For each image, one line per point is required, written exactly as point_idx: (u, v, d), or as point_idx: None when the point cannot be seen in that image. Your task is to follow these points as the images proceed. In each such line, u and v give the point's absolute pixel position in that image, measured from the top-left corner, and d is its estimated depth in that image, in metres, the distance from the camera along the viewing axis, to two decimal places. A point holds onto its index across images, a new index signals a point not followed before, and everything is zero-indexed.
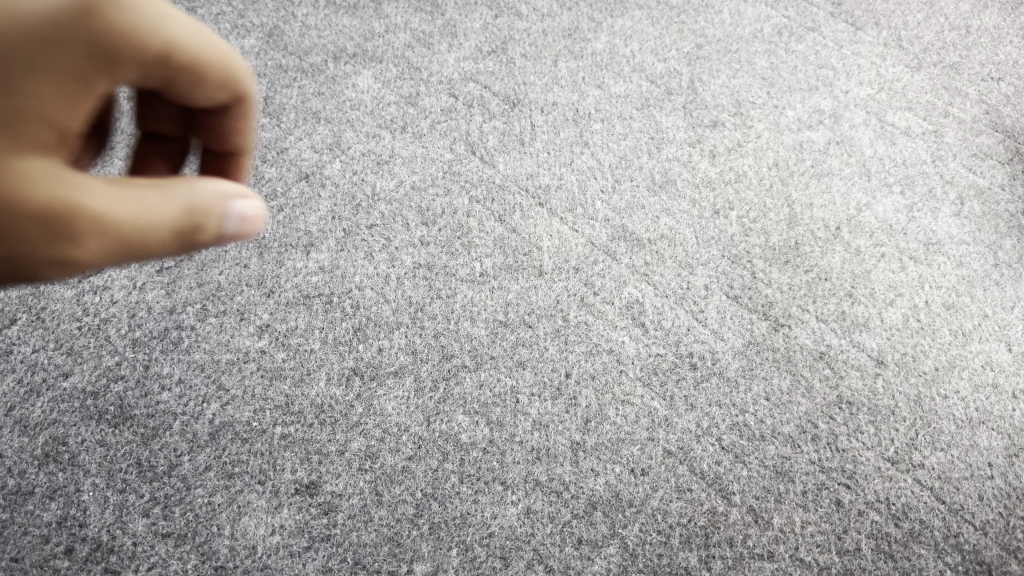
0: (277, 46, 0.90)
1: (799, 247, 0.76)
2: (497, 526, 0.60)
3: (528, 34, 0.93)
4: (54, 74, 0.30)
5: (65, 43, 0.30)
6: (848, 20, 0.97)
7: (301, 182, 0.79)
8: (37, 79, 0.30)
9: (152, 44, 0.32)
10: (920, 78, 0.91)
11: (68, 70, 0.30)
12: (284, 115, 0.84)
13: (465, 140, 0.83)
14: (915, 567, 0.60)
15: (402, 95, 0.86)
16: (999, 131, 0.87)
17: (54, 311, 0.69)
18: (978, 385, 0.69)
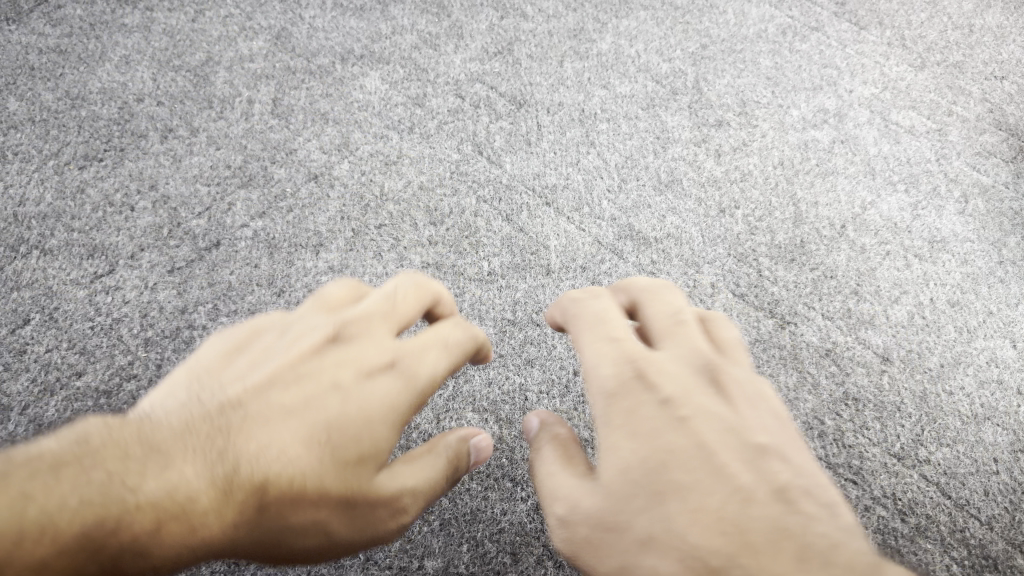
0: (285, 48, 0.91)
1: (804, 245, 0.77)
2: (507, 522, 0.62)
3: (534, 35, 0.93)
4: (394, 425, 0.43)
5: (395, 410, 0.43)
6: (851, 20, 0.97)
7: (310, 182, 0.80)
8: (376, 421, 0.42)
9: (437, 382, 0.45)
10: (924, 77, 0.92)
11: (386, 407, 0.43)
12: (293, 117, 0.85)
13: (472, 141, 0.84)
14: (923, 561, 0.60)
15: (409, 96, 0.87)
16: (1003, 129, 0.87)
17: (68, 311, 0.72)
18: (983, 382, 0.69)
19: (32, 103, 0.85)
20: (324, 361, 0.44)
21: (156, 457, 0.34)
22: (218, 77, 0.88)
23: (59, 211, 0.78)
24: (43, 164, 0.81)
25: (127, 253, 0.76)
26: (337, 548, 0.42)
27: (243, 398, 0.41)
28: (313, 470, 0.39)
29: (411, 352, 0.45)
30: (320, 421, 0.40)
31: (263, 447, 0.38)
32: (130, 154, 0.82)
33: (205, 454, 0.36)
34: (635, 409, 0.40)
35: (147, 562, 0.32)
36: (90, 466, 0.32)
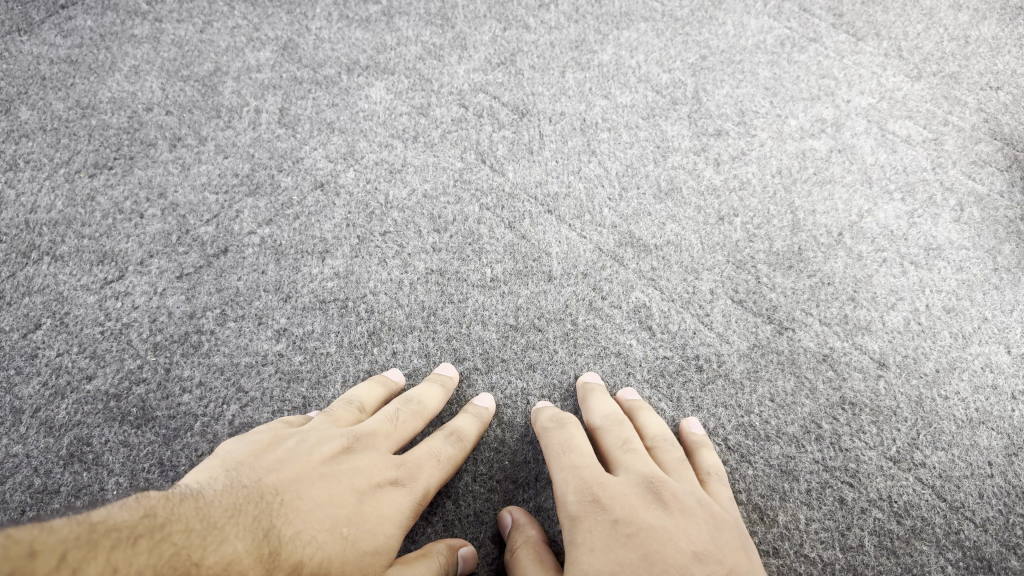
0: (292, 58, 0.92)
1: (802, 252, 0.78)
2: None
3: (536, 46, 0.94)
4: (405, 517, 0.55)
5: (404, 509, 0.55)
6: (849, 31, 0.97)
7: (316, 190, 0.82)
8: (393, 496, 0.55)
9: (433, 491, 0.58)
10: (920, 88, 0.92)
11: (407, 481, 0.57)
12: (299, 126, 0.87)
13: (475, 150, 0.85)
14: (917, 563, 0.62)
15: (414, 106, 0.89)
16: (998, 138, 0.88)
17: (78, 316, 0.74)
18: (978, 386, 0.70)
19: (43, 112, 0.87)
20: (352, 461, 0.56)
21: (211, 535, 0.45)
22: (226, 87, 0.90)
23: (70, 218, 0.80)
24: (54, 172, 0.83)
25: (137, 259, 0.77)
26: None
27: (277, 487, 0.52)
28: (340, 559, 0.50)
29: (419, 460, 0.59)
30: (345, 517, 0.52)
31: (297, 534, 0.49)
32: (140, 162, 0.84)
33: (253, 540, 0.47)
34: (593, 531, 0.54)
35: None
36: (160, 547, 0.42)
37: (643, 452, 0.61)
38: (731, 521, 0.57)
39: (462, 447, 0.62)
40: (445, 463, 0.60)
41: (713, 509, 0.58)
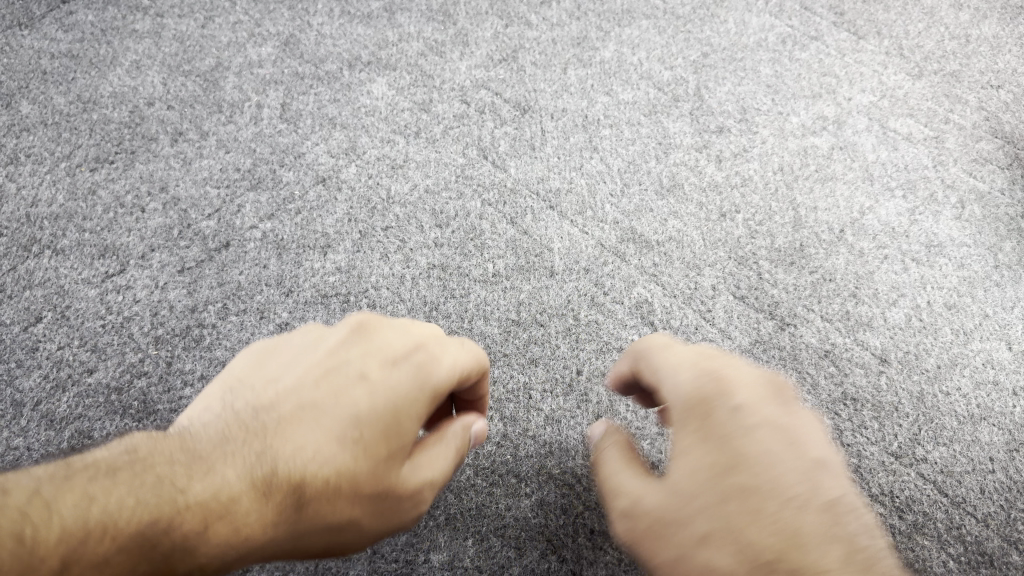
0: (293, 54, 0.92)
1: (803, 249, 0.78)
2: (512, 517, 0.63)
3: (538, 43, 0.94)
4: (411, 421, 0.46)
5: (409, 406, 0.46)
6: (850, 30, 0.98)
7: (317, 185, 0.82)
8: (394, 379, 0.47)
9: (456, 370, 0.49)
10: (921, 86, 0.93)
11: (412, 366, 0.48)
12: (301, 121, 0.87)
13: (477, 146, 0.85)
14: (920, 558, 0.62)
15: (416, 102, 0.89)
16: (999, 136, 0.88)
17: (79, 309, 0.73)
18: (979, 383, 0.70)
19: (44, 106, 0.87)
20: (349, 367, 0.48)
21: (198, 466, 0.41)
22: (228, 82, 0.90)
23: (71, 212, 0.80)
24: (55, 165, 0.82)
25: (138, 253, 0.77)
26: (373, 538, 0.47)
27: (277, 398, 0.47)
28: (354, 459, 0.44)
29: (423, 355, 0.49)
30: (348, 420, 0.45)
31: (300, 443, 0.44)
32: (141, 157, 0.84)
33: (246, 460, 0.43)
34: (702, 439, 0.46)
35: (192, 560, 0.39)
36: (137, 476, 0.40)
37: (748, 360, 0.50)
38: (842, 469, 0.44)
39: (467, 351, 0.51)
40: (449, 365, 0.49)
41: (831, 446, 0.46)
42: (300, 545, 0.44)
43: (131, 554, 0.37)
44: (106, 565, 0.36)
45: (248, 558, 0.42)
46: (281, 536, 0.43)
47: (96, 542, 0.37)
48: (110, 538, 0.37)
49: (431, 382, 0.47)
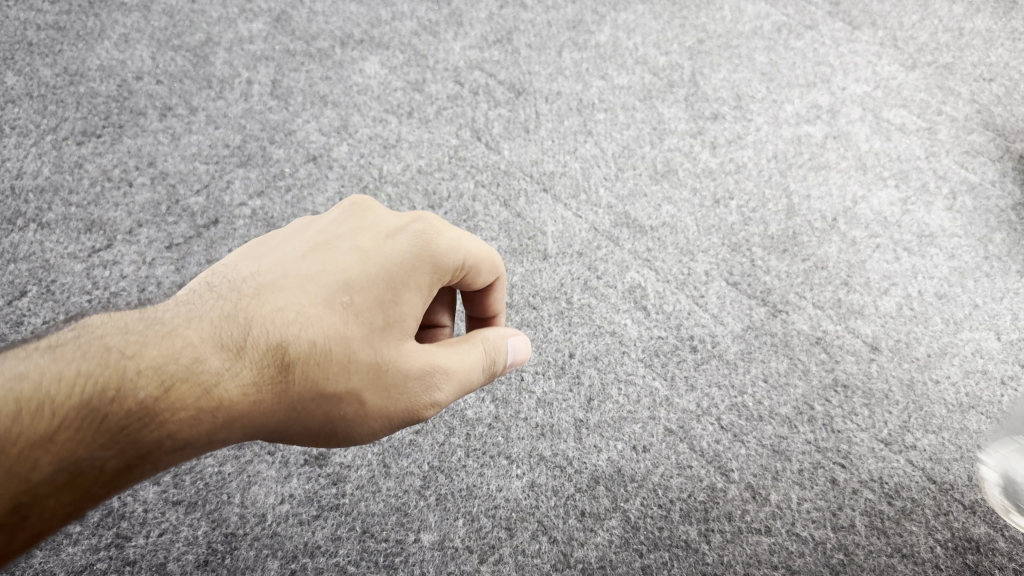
0: (285, 31, 0.91)
1: (796, 236, 0.78)
2: (502, 498, 0.63)
3: (533, 25, 0.94)
4: (414, 292, 0.47)
5: (409, 275, 0.47)
6: (845, 19, 0.97)
7: (309, 163, 0.81)
8: (390, 251, 0.47)
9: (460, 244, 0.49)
10: (915, 77, 0.92)
11: (408, 240, 0.48)
12: (292, 98, 0.86)
13: (471, 127, 0.85)
14: (907, 543, 0.63)
15: (409, 81, 0.88)
16: (990, 129, 0.88)
17: (65, 284, 0.72)
18: (968, 371, 0.71)
19: (30, 78, 0.85)
20: (342, 240, 0.48)
21: (158, 332, 0.40)
22: (218, 58, 0.88)
23: (57, 185, 0.78)
24: (41, 138, 0.81)
25: (126, 228, 0.76)
26: (375, 415, 0.46)
27: (262, 270, 0.46)
28: (340, 326, 0.45)
29: (425, 227, 0.49)
30: (337, 290, 0.46)
31: (281, 307, 0.44)
32: (129, 131, 0.82)
33: (214, 324, 0.42)
34: None
35: (156, 429, 0.38)
36: (83, 348, 0.39)
37: None
38: None
39: (479, 243, 0.50)
40: (456, 238, 0.49)
41: None
42: (293, 415, 0.44)
43: (79, 428, 0.37)
44: (51, 438, 0.36)
45: (228, 430, 0.41)
46: (265, 400, 0.42)
47: (34, 417, 0.36)
48: (53, 413, 0.37)
49: (431, 252, 0.48)
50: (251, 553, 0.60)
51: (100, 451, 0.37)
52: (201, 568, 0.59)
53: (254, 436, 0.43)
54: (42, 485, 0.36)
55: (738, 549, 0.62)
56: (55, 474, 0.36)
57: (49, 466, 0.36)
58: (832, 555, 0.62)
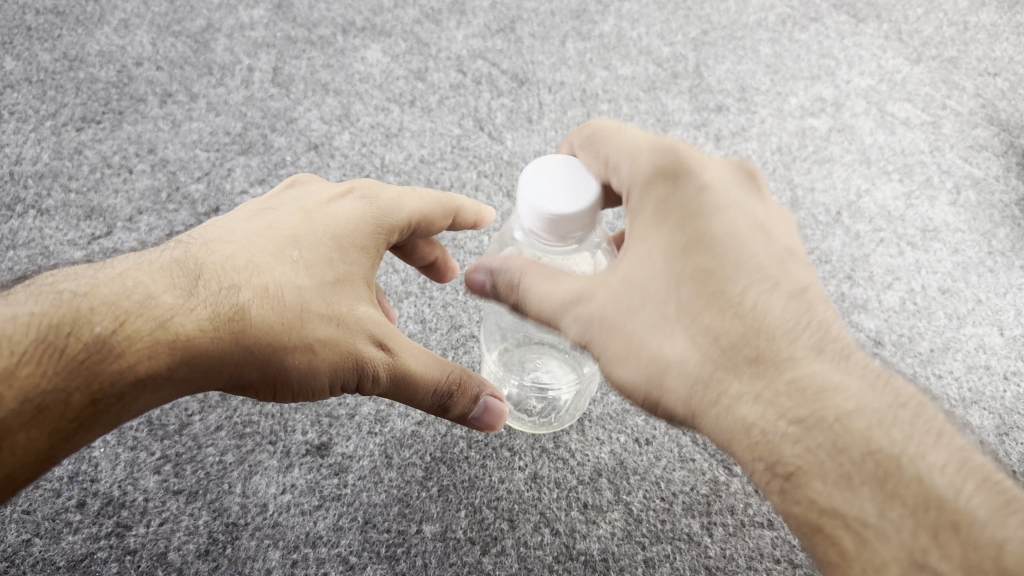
0: (286, 17, 0.90)
1: (800, 231, 0.79)
2: (505, 490, 0.63)
3: (537, 13, 0.92)
4: (361, 248, 0.50)
5: (355, 233, 0.50)
6: (851, 11, 0.95)
7: (310, 152, 0.81)
8: (333, 212, 0.51)
9: (401, 205, 0.53)
10: (920, 70, 0.91)
11: (351, 201, 0.52)
12: (293, 86, 0.85)
13: (474, 117, 0.84)
14: None
15: (411, 70, 0.87)
16: (995, 123, 0.87)
17: None
18: (971, 367, 0.72)
19: (29, 63, 0.85)
20: (288, 203, 0.51)
21: (111, 275, 0.44)
22: (219, 44, 0.87)
23: (56, 171, 0.78)
24: (40, 124, 0.80)
25: (126, 215, 0.76)
26: (328, 369, 0.47)
27: (210, 230, 0.49)
28: (291, 277, 0.47)
29: (365, 191, 0.53)
30: (285, 245, 0.48)
31: (230, 255, 0.47)
32: (129, 117, 0.82)
33: (166, 268, 0.45)
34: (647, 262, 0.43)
35: (114, 359, 0.42)
36: (43, 292, 0.43)
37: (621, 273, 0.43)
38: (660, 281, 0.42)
39: (423, 201, 0.55)
40: (395, 201, 0.53)
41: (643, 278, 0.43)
42: (247, 365, 0.46)
43: (41, 361, 0.41)
44: (14, 371, 0.40)
45: (181, 368, 0.43)
46: (219, 341, 0.44)
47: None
48: (14, 349, 0.41)
49: (373, 210, 0.52)
50: (252, 543, 0.60)
51: (60, 383, 0.41)
52: (202, 558, 0.59)
53: (209, 383, 0.45)
54: (13, 417, 0.40)
55: (741, 543, 0.62)
56: (22, 407, 0.40)
57: (13, 398, 0.40)
58: None
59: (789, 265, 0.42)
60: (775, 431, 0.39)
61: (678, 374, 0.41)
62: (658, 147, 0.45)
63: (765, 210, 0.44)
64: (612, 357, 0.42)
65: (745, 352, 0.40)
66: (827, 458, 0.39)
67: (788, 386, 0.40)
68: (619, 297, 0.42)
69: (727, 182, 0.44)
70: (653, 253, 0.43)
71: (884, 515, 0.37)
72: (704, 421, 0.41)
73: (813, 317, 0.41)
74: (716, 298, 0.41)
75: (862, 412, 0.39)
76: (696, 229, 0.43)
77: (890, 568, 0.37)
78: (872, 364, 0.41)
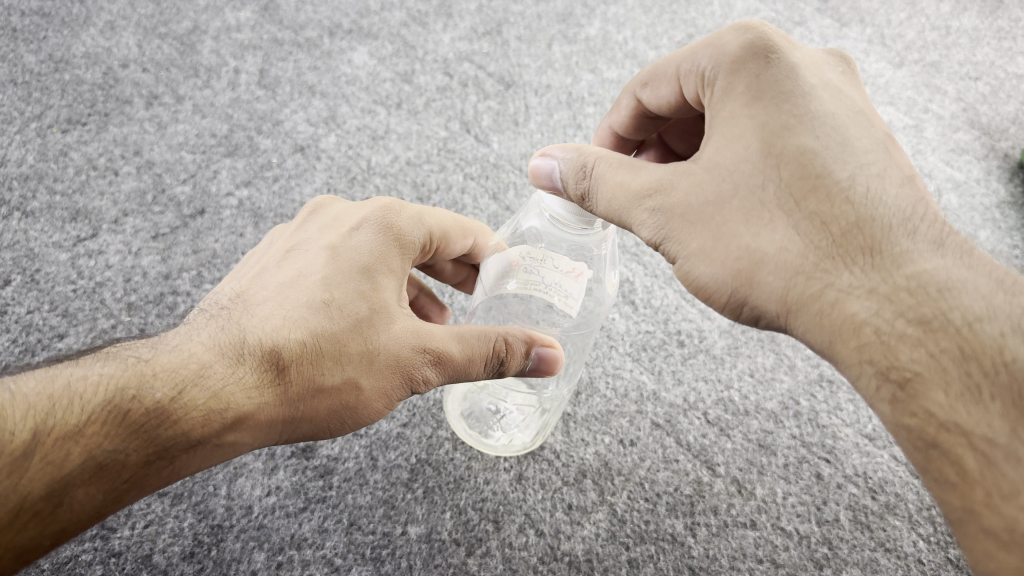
0: (273, 19, 0.90)
1: None
2: (489, 491, 0.63)
3: (523, 17, 0.93)
4: (387, 277, 0.52)
5: (380, 263, 0.52)
6: (834, 16, 0.96)
7: (296, 154, 0.81)
8: (356, 242, 0.52)
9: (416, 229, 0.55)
10: (902, 74, 0.91)
11: (371, 229, 0.53)
12: (279, 88, 0.85)
13: (460, 119, 0.84)
14: (890, 538, 0.63)
15: (398, 72, 0.87)
16: (976, 127, 0.88)
17: (49, 273, 0.72)
18: None
19: (14, 64, 0.84)
20: (312, 241, 0.53)
21: (165, 348, 0.46)
22: (205, 46, 0.87)
23: (42, 173, 0.78)
24: (26, 126, 0.80)
25: (111, 218, 0.75)
26: (380, 396, 0.50)
27: (250, 282, 0.51)
28: (328, 321, 0.49)
29: (383, 215, 0.54)
30: (316, 286, 0.50)
31: (270, 313, 0.48)
32: (115, 119, 0.81)
33: (212, 334, 0.47)
34: (746, 142, 0.42)
35: (174, 428, 0.44)
36: (107, 358, 0.45)
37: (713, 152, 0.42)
38: (760, 160, 0.41)
39: (436, 222, 0.57)
40: (412, 221, 0.55)
41: (745, 158, 0.41)
42: (299, 414, 0.48)
43: (106, 423, 0.43)
44: (80, 433, 0.42)
45: (241, 425, 0.46)
46: (269, 402, 0.47)
47: (66, 412, 0.42)
48: (80, 411, 0.43)
49: (392, 237, 0.53)
50: (237, 545, 0.60)
51: (121, 444, 0.43)
52: (187, 560, 0.59)
53: (270, 433, 0.48)
54: (77, 474, 0.42)
55: (725, 543, 0.62)
56: (85, 465, 0.42)
57: (79, 456, 0.42)
58: (817, 549, 0.62)
59: (894, 158, 0.42)
60: (892, 331, 0.38)
61: (777, 267, 0.40)
62: (741, 29, 0.44)
63: (863, 103, 0.44)
64: (697, 252, 0.42)
65: (856, 242, 0.39)
66: (953, 363, 0.37)
67: (908, 283, 0.39)
68: (706, 186, 0.42)
69: (817, 69, 0.44)
70: (745, 134, 0.42)
71: (1015, 433, 0.36)
72: (804, 320, 0.40)
73: (924, 208, 0.41)
74: (822, 181, 0.40)
75: (994, 318, 0.38)
76: (796, 107, 0.42)
77: (1023, 496, 0.36)
78: (988, 260, 0.40)
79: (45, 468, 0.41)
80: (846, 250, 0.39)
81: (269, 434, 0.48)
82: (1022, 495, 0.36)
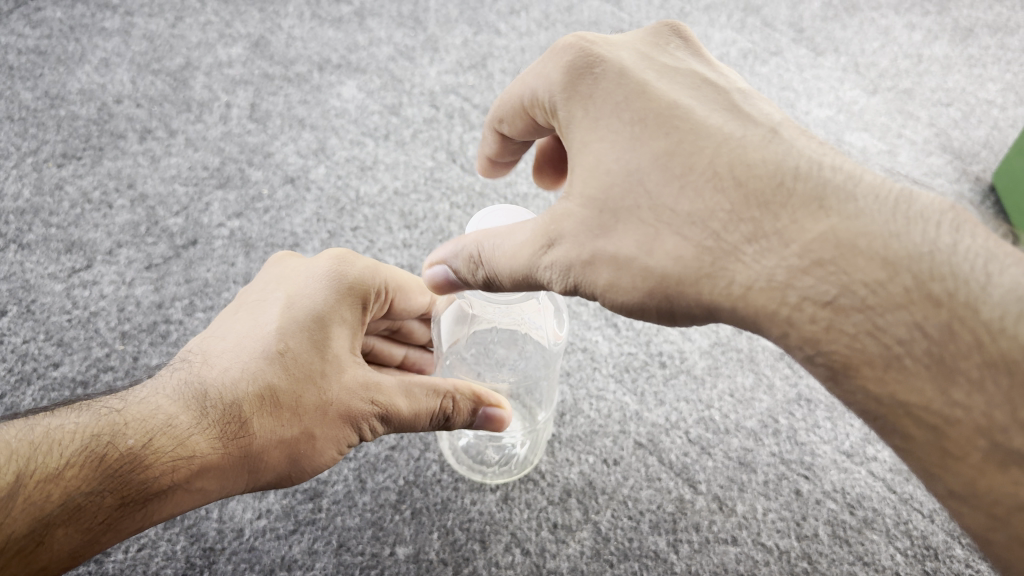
0: (264, 55, 0.92)
1: None
2: (476, 511, 0.64)
3: (507, 51, 0.95)
4: (341, 327, 0.54)
5: (334, 313, 0.54)
6: (809, 46, 0.99)
7: (287, 185, 0.83)
8: (304, 287, 0.54)
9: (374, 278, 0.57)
10: (876, 101, 0.94)
11: (320, 276, 0.55)
12: (270, 121, 0.87)
13: (446, 149, 0.87)
14: (868, 552, 0.64)
15: (386, 105, 0.90)
16: (948, 151, 0.90)
17: (45, 304, 0.74)
18: None
19: (10, 101, 0.86)
20: (269, 292, 0.55)
21: (137, 399, 0.49)
22: (197, 81, 0.90)
23: (37, 207, 0.80)
24: (22, 160, 0.82)
25: (105, 249, 0.77)
26: (332, 444, 0.53)
27: (208, 337, 0.54)
28: (281, 373, 0.51)
29: (338, 263, 0.56)
30: (262, 339, 0.52)
31: (227, 366, 0.51)
32: (109, 153, 0.84)
33: (177, 390, 0.50)
34: (606, 160, 0.44)
35: (144, 476, 0.47)
36: (83, 408, 0.48)
37: (577, 179, 0.45)
38: (623, 176, 0.43)
39: (392, 274, 0.60)
40: (371, 271, 0.57)
41: (613, 176, 0.44)
42: (262, 465, 0.51)
43: (84, 468, 0.46)
44: (59, 476, 0.45)
45: (206, 474, 0.49)
46: (232, 453, 0.49)
47: (46, 456, 0.46)
48: (60, 456, 0.46)
49: (348, 285, 0.55)
50: (228, 568, 0.61)
51: (97, 486, 0.46)
52: None
53: (234, 481, 0.50)
54: (56, 512, 0.45)
55: (706, 559, 0.63)
56: (62, 505, 0.45)
57: (59, 496, 0.45)
58: (797, 564, 0.63)
59: (753, 118, 0.44)
60: (807, 319, 0.39)
61: (687, 275, 0.41)
62: (554, 52, 0.48)
63: (699, 70, 0.47)
64: (608, 287, 0.44)
65: (742, 226, 0.40)
66: (870, 340, 0.38)
67: (801, 260, 0.39)
68: (587, 222, 0.44)
69: (647, 60, 0.47)
70: (604, 153, 0.44)
71: (948, 396, 0.37)
72: (728, 317, 0.41)
73: (793, 156, 0.42)
74: (689, 173, 0.42)
75: (898, 270, 0.38)
76: (637, 112, 0.44)
77: (972, 456, 0.37)
78: (883, 189, 0.40)
79: (28, 508, 0.44)
80: (734, 241, 0.41)
81: (237, 482, 0.50)
82: (970, 456, 0.38)
